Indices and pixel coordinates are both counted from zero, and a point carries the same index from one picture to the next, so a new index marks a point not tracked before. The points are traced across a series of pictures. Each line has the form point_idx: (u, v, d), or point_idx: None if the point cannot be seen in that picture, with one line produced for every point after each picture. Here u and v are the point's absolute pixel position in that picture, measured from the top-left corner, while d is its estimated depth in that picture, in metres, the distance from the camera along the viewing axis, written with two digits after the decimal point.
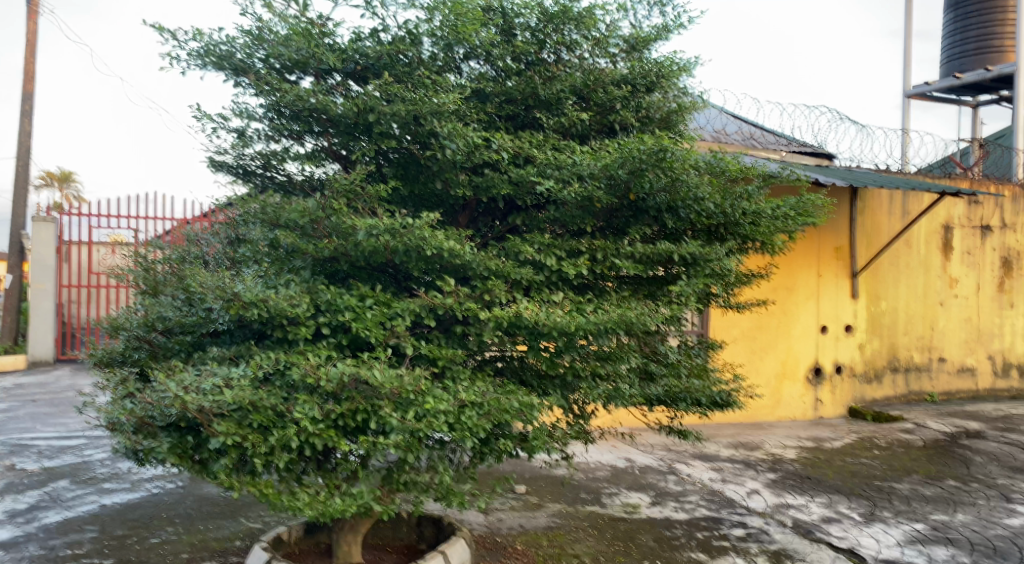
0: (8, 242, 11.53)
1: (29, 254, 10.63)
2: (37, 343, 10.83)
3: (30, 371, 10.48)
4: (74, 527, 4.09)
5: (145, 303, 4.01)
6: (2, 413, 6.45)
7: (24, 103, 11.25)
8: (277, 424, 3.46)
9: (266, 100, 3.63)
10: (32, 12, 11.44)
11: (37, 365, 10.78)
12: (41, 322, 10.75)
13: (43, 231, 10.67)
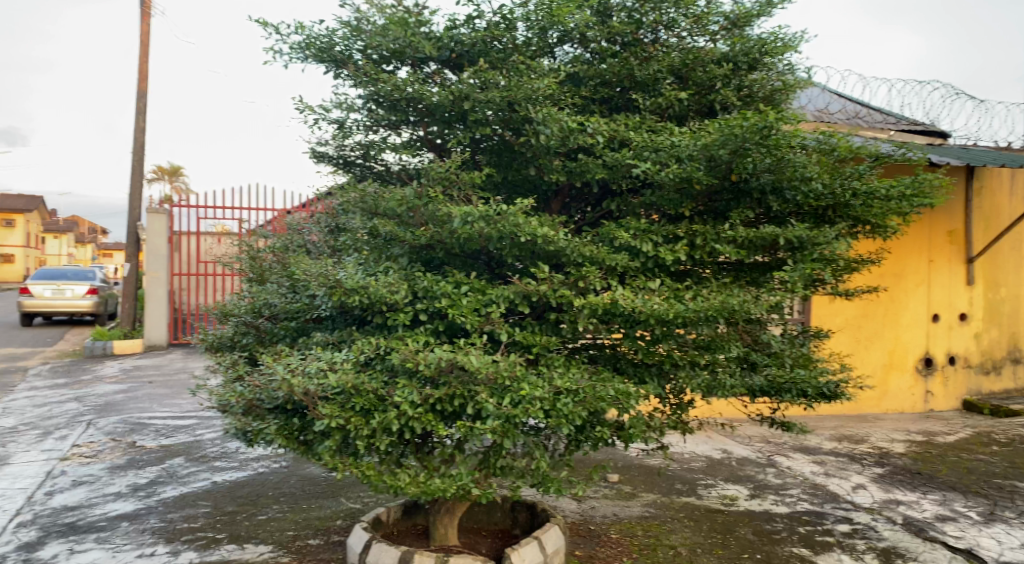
0: (126, 232, 12.29)
1: (144, 244, 11.26)
2: (153, 328, 11.48)
3: (147, 355, 11.18)
4: (189, 502, 4.32)
5: (253, 290, 4.17)
6: (124, 393, 6.90)
7: (138, 100, 11.91)
8: (378, 408, 3.56)
9: (366, 91, 3.70)
10: (146, 14, 12.08)
11: (153, 348, 11.46)
12: (156, 308, 11.35)
13: (155, 222, 11.30)
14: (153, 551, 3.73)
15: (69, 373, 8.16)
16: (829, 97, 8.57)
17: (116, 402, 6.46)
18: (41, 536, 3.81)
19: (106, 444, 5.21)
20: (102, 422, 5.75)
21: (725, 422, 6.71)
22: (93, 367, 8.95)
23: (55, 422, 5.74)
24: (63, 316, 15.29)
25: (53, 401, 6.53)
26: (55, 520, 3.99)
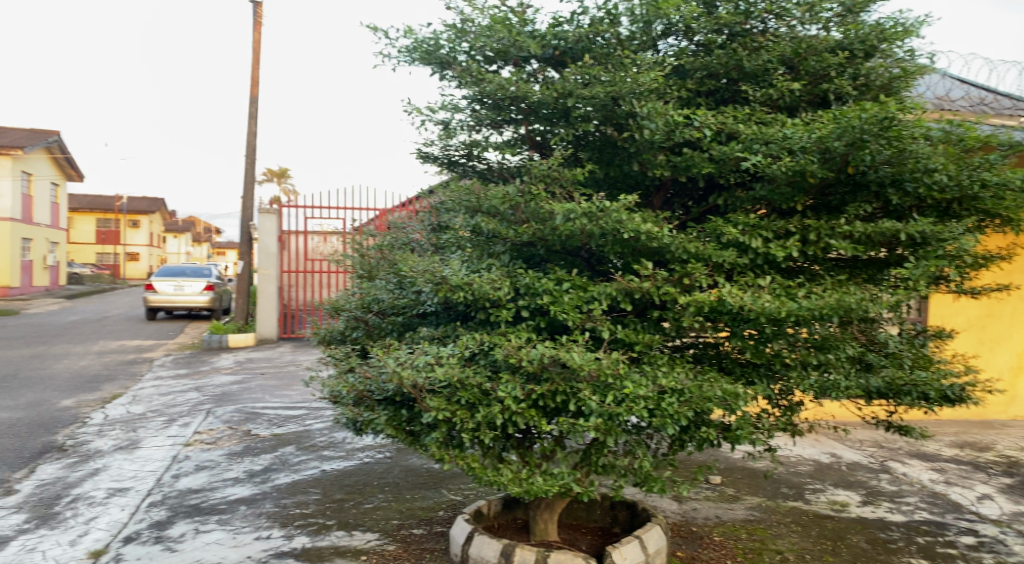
0: (240, 232, 13.00)
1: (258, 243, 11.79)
2: (264, 323, 12.14)
3: (259, 348, 11.78)
4: (301, 489, 4.51)
5: (362, 286, 4.32)
6: (240, 383, 7.30)
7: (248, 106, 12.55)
8: (483, 402, 3.63)
9: (471, 91, 3.77)
10: (255, 23, 12.69)
11: (263, 342, 12.09)
12: (267, 304, 11.98)
13: (266, 222, 11.69)
14: (270, 534, 3.93)
15: (189, 364, 8.73)
16: (953, 83, 8.08)
17: (232, 392, 6.84)
18: (170, 515, 4.09)
19: (224, 432, 5.52)
20: (220, 411, 6.10)
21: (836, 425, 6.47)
22: (210, 359, 9.52)
23: (179, 410, 6.13)
24: (183, 310, 16.32)
25: (177, 389, 6.98)
26: (181, 501, 4.26)
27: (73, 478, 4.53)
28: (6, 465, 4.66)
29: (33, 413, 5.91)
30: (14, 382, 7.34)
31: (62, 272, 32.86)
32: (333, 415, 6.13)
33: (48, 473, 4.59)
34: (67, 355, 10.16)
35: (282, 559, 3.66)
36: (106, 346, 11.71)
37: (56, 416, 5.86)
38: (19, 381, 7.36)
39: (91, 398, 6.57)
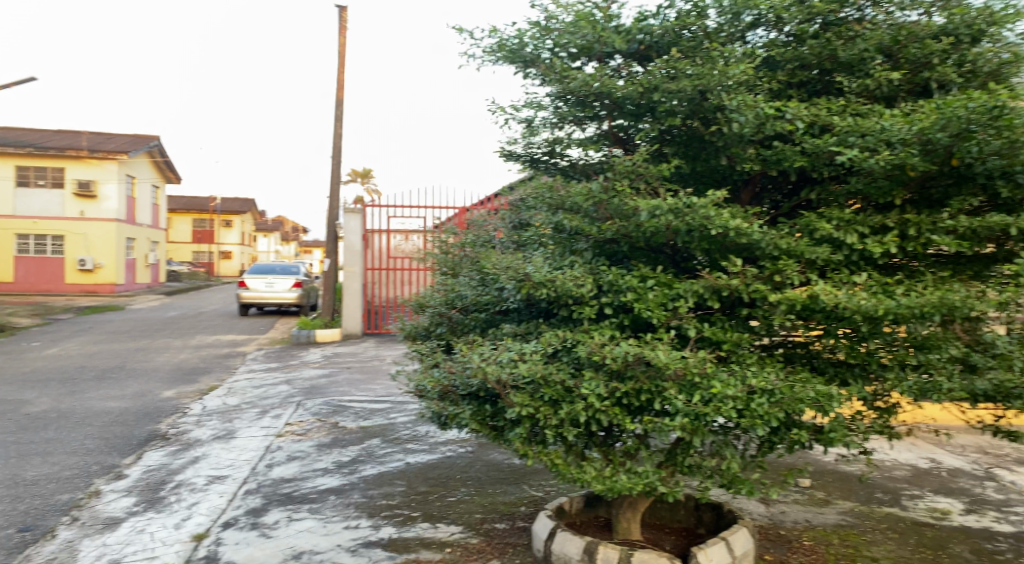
0: (328, 232, 13.44)
1: (344, 241, 12.11)
2: (349, 318, 12.42)
3: (346, 343, 12.10)
4: (387, 481, 4.63)
5: (446, 283, 4.39)
6: (328, 377, 7.56)
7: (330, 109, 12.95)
8: (566, 398, 3.63)
9: (556, 88, 3.76)
10: (341, 27, 13.06)
11: (348, 337, 12.39)
12: (352, 300, 12.28)
13: (352, 221, 12.08)
14: (358, 524, 4.05)
15: (280, 358, 9.08)
16: None
17: (320, 385, 7.07)
18: (265, 503, 4.27)
19: (313, 423, 5.72)
20: (309, 403, 6.32)
21: (938, 428, 6.19)
22: (298, 353, 9.89)
23: (271, 402, 6.39)
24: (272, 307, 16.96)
25: (268, 382, 7.28)
26: (275, 490, 4.44)
27: (176, 464, 4.79)
28: (116, 451, 4.98)
29: (139, 403, 6.29)
30: (122, 373, 7.83)
31: (161, 270, 34.73)
32: (417, 409, 6.25)
33: (154, 459, 4.87)
34: (167, 348, 10.76)
35: (370, 549, 3.77)
36: (201, 340, 12.32)
37: (159, 406, 6.21)
38: (127, 372, 7.84)
39: (190, 389, 6.93)
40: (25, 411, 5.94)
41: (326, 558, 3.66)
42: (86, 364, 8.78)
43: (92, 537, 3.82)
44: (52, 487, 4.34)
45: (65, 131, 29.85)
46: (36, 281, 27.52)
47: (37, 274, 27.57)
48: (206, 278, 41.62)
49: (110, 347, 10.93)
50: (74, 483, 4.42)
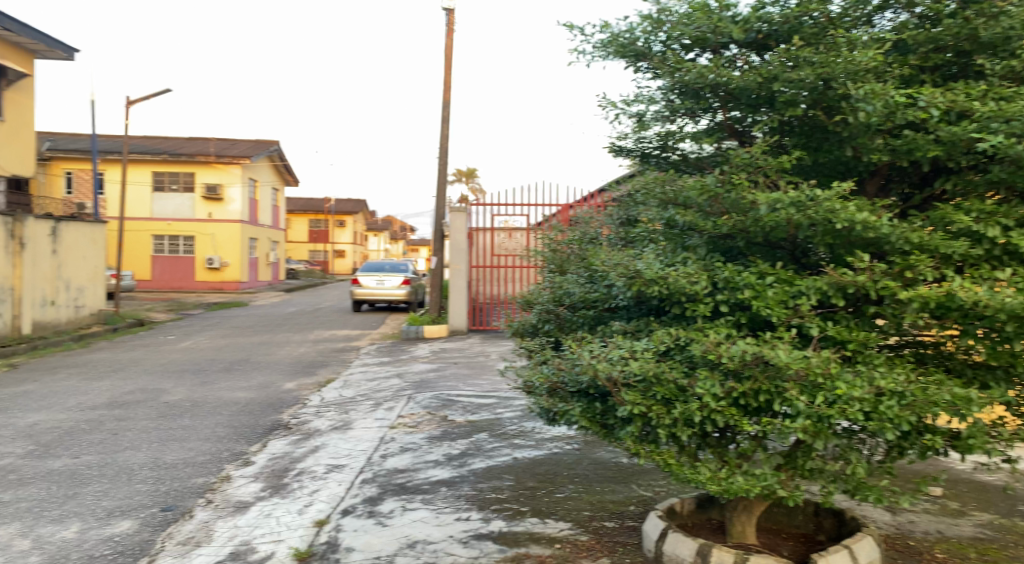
0: (434, 230, 13.78)
1: (449, 240, 12.32)
2: (454, 314, 12.70)
3: (452, 339, 12.37)
4: (496, 474, 4.70)
5: (554, 280, 4.41)
6: (436, 371, 7.77)
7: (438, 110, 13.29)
8: (680, 398, 3.55)
9: (669, 81, 3.73)
10: (448, 30, 13.35)
11: (455, 333, 12.68)
12: (457, 297, 12.54)
13: (457, 220, 12.31)
14: (469, 516, 4.13)
15: (391, 353, 9.41)
16: None
17: (429, 379, 7.26)
18: (381, 492, 4.43)
19: (423, 416, 5.87)
20: (419, 397, 6.49)
21: None
22: (407, 348, 10.22)
23: (384, 395, 6.62)
24: (383, 303, 17.63)
25: (380, 376, 7.54)
26: (389, 480, 4.60)
27: (298, 453, 5.05)
28: (244, 439, 5.29)
29: (263, 394, 6.66)
30: (248, 365, 8.32)
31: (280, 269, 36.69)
32: (523, 404, 6.30)
33: (278, 447, 5.14)
34: (287, 342, 11.36)
35: (481, 541, 3.83)
36: (318, 334, 12.96)
37: (282, 397, 6.56)
38: (252, 365, 8.33)
39: (309, 381, 7.27)
40: (163, 399, 6.43)
41: (439, 548, 3.75)
42: (214, 356, 9.40)
43: (225, 518, 4.08)
44: (189, 470, 4.67)
45: (187, 138, 32.00)
46: (171, 278, 29.70)
47: (171, 272, 29.75)
48: (315, 276, 43.63)
49: (232, 341, 11.64)
50: (208, 467, 4.73)
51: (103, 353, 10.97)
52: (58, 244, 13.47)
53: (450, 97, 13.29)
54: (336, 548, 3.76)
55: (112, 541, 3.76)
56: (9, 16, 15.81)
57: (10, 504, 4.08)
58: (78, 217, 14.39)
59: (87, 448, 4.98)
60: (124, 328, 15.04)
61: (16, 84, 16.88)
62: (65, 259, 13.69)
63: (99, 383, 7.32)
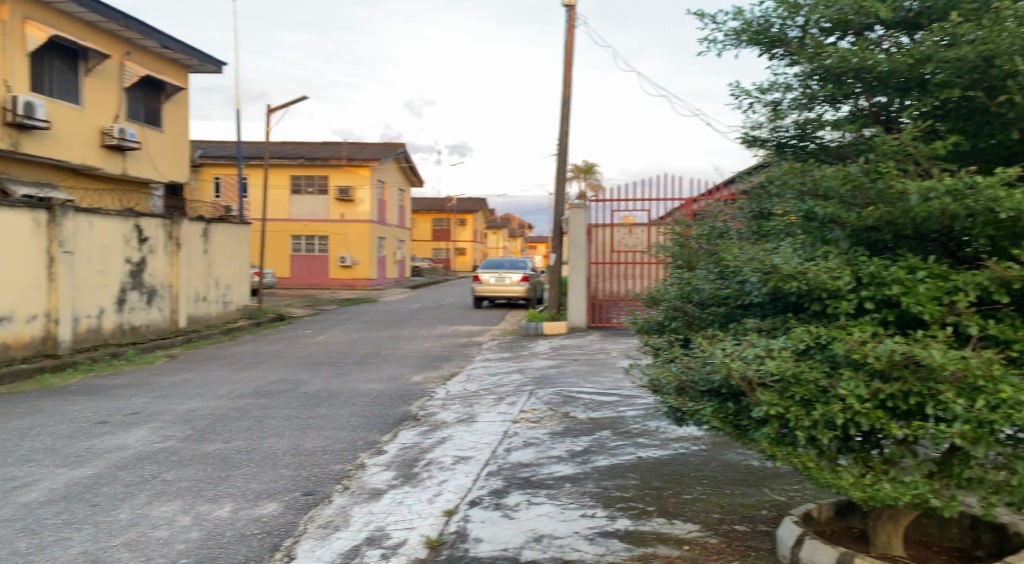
0: (553, 228, 13.84)
1: (568, 236, 12.33)
2: (574, 311, 12.69)
3: (568, 336, 12.41)
4: (620, 473, 4.67)
5: (682, 276, 4.32)
6: (557, 367, 7.81)
7: (562, 107, 13.31)
8: (820, 399, 3.36)
9: (807, 68, 3.58)
10: (568, 27, 13.36)
11: (575, 330, 12.69)
12: (577, 294, 12.52)
13: (576, 217, 12.31)
14: (594, 513, 4.12)
15: (512, 348, 9.55)
16: None
17: (550, 376, 7.31)
18: (506, 485, 4.50)
19: (545, 412, 5.92)
20: (541, 393, 6.55)
21: None
22: (525, 344, 10.35)
23: (506, 390, 6.73)
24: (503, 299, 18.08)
25: (502, 371, 7.67)
26: (514, 473, 4.66)
27: (426, 443, 5.22)
28: (375, 428, 5.53)
29: (392, 386, 6.94)
30: (378, 358, 8.70)
31: (405, 265, 38.18)
32: (646, 403, 6.21)
33: (407, 438, 5.34)
34: (412, 337, 11.78)
35: (608, 539, 3.81)
36: (443, 329, 13.35)
37: (409, 389, 6.81)
38: (381, 358, 8.70)
39: (434, 375, 7.51)
40: (303, 389, 6.83)
41: (566, 544, 3.75)
42: (345, 349, 9.90)
43: (361, 504, 4.27)
44: (327, 457, 4.93)
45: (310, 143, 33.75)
46: (307, 276, 31.56)
47: (308, 269, 31.59)
48: (438, 273, 45.14)
49: (357, 335, 12.20)
50: (344, 455, 4.98)
51: (245, 346, 11.80)
52: (210, 245, 14.55)
53: (569, 94, 13.31)
54: (465, 538, 3.85)
55: (261, 521, 4.03)
56: (167, 35, 17.34)
57: (173, 482, 4.46)
58: (226, 219, 15.47)
59: (237, 434, 5.37)
60: (266, 323, 16.16)
61: (173, 97, 18.48)
62: (215, 258, 14.79)
63: (246, 373, 7.90)
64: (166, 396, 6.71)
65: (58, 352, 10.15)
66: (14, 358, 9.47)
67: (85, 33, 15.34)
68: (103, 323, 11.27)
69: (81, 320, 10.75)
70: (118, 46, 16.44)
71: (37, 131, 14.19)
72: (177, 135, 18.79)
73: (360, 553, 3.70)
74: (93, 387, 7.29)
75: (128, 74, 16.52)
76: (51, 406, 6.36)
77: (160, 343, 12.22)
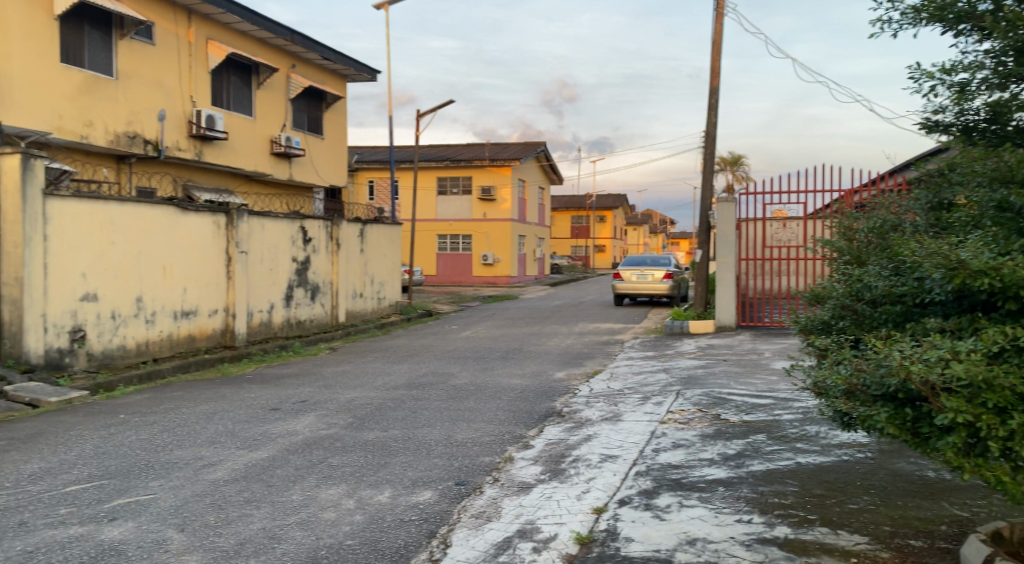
0: (700, 222, 13.50)
1: (715, 232, 12.00)
2: (722, 310, 12.30)
3: (709, 335, 12.04)
4: (778, 479, 4.47)
5: (851, 273, 4.05)
6: (705, 368, 7.60)
7: (710, 98, 12.90)
8: (1019, 406, 3.03)
9: (1002, 43, 3.28)
10: (716, 16, 12.94)
11: (723, 329, 12.28)
12: (725, 292, 12.13)
13: (725, 211, 11.94)
14: (750, 519, 3.96)
15: (657, 348, 9.40)
16: None
17: (698, 376, 7.13)
18: (656, 486, 4.44)
19: (694, 414, 5.78)
20: (689, 393, 6.41)
21: None
22: (671, 343, 10.13)
23: (652, 389, 6.64)
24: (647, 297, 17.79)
25: (647, 370, 7.58)
26: (664, 474, 4.59)
27: (573, 440, 5.25)
28: (522, 423, 5.63)
29: (536, 382, 7.04)
30: (522, 354, 8.86)
31: (543, 263, 38.32)
32: (804, 407, 5.92)
33: (554, 433, 5.39)
34: (553, 334, 11.87)
35: (766, 546, 3.64)
36: (584, 327, 13.36)
37: (554, 386, 6.88)
38: (525, 354, 8.85)
39: (578, 372, 7.54)
40: (452, 382, 7.08)
41: (721, 548, 3.63)
42: (489, 345, 10.15)
43: (511, 497, 4.35)
44: (478, 449, 5.07)
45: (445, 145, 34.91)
46: (453, 272, 32.68)
47: (453, 268, 32.68)
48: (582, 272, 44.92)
49: (500, 332, 12.50)
50: (493, 447, 5.10)
51: (394, 341, 12.35)
52: (367, 245, 15.33)
53: (716, 85, 12.89)
54: (616, 536, 3.82)
55: (418, 508, 4.19)
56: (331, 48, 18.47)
57: (337, 467, 4.75)
58: (380, 220, 16.21)
59: (394, 423, 5.64)
60: (415, 319, 16.94)
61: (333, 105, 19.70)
62: (371, 257, 15.59)
63: (399, 365, 8.29)
64: (329, 385, 7.17)
65: (234, 343, 11.11)
66: (200, 348, 10.50)
67: (260, 49, 16.77)
68: (274, 317, 12.18)
69: (255, 314, 11.69)
70: (286, 59, 17.75)
71: (217, 141, 15.60)
72: (336, 142, 20.04)
73: (512, 545, 3.76)
74: (266, 376, 7.94)
75: (293, 86, 17.80)
76: (231, 393, 6.97)
77: (323, 337, 13.13)
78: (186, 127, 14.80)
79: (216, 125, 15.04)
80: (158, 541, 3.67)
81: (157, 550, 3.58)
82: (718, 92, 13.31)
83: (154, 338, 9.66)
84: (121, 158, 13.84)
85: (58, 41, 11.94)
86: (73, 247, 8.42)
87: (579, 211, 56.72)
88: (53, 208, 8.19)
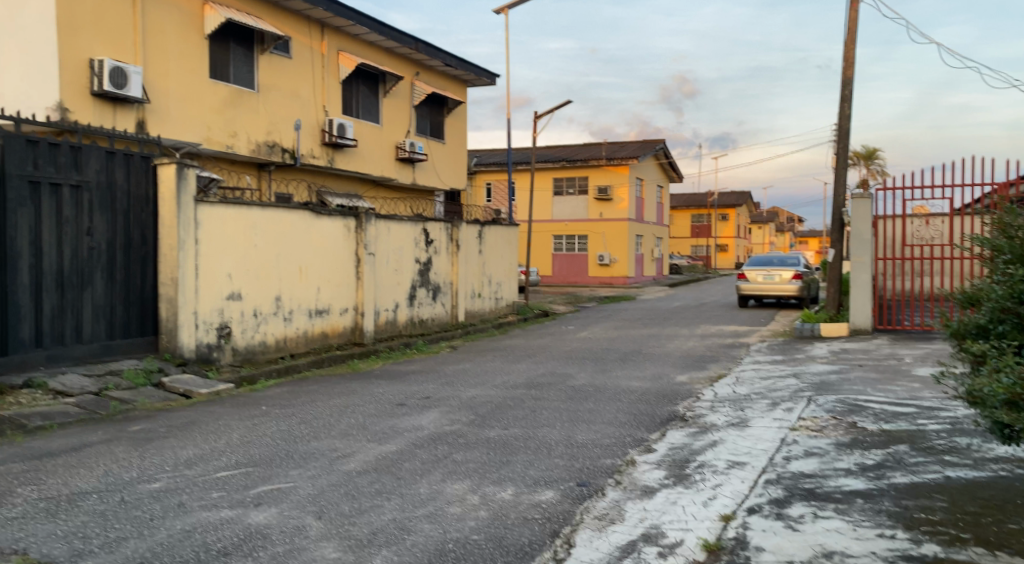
0: (833, 219, 12.89)
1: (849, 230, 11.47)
2: (857, 312, 11.67)
3: (836, 339, 11.42)
4: (924, 493, 4.18)
5: (1013, 272, 3.71)
6: (840, 373, 7.21)
7: (841, 89, 12.23)
8: None
9: None
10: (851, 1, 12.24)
11: (858, 333, 11.64)
12: (861, 293, 11.51)
13: (861, 207, 11.38)
14: (893, 534, 3.72)
15: (785, 352, 9.01)
16: None
17: (831, 382, 6.78)
18: (787, 495, 4.26)
19: (828, 421, 5.52)
20: (821, 400, 6.12)
21: None
22: (799, 347, 9.68)
23: (781, 395, 6.38)
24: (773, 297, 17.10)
25: (776, 375, 7.28)
26: (796, 484, 4.41)
27: (697, 445, 5.14)
28: (643, 426, 5.57)
29: (657, 384, 6.94)
30: (641, 356, 8.75)
31: (661, 263, 37.61)
32: (953, 417, 5.51)
33: (677, 438, 5.30)
34: (670, 336, 11.63)
35: None
36: (706, 330, 13.00)
37: (676, 389, 6.75)
38: (645, 356, 8.74)
39: (700, 376, 7.36)
40: (571, 383, 7.10)
41: None
42: (605, 346, 10.09)
43: (635, 500, 4.31)
44: (598, 451, 5.06)
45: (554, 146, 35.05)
46: (568, 273, 32.76)
47: (569, 269, 32.77)
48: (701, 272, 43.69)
49: (618, 333, 12.42)
50: (614, 450, 5.08)
51: (511, 341, 12.45)
52: (484, 245, 15.61)
53: (848, 75, 12.20)
54: (746, 545, 3.70)
55: (540, 507, 4.22)
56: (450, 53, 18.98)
57: (461, 463, 4.87)
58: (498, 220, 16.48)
59: (514, 422, 5.72)
60: (532, 319, 17.08)
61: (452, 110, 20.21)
62: (488, 257, 15.85)
63: (518, 365, 8.40)
64: (451, 383, 7.37)
65: (363, 341, 11.62)
66: (332, 344, 11.07)
67: (387, 59, 17.51)
68: (399, 316, 12.64)
69: (383, 313, 12.18)
70: (410, 68, 18.38)
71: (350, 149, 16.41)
72: (457, 146, 20.61)
73: (637, 548, 3.72)
74: (392, 373, 8.25)
75: (418, 94, 18.37)
76: (360, 388, 7.31)
77: (444, 336, 13.48)
78: (319, 135, 15.64)
79: (348, 132, 15.76)
80: (298, 527, 3.89)
81: (298, 536, 3.79)
82: (851, 82, 12.58)
83: (291, 334, 10.27)
84: (261, 167, 14.79)
85: (207, 59, 12.89)
86: (221, 250, 9.08)
87: (699, 211, 55.53)
88: (204, 213, 8.87)
